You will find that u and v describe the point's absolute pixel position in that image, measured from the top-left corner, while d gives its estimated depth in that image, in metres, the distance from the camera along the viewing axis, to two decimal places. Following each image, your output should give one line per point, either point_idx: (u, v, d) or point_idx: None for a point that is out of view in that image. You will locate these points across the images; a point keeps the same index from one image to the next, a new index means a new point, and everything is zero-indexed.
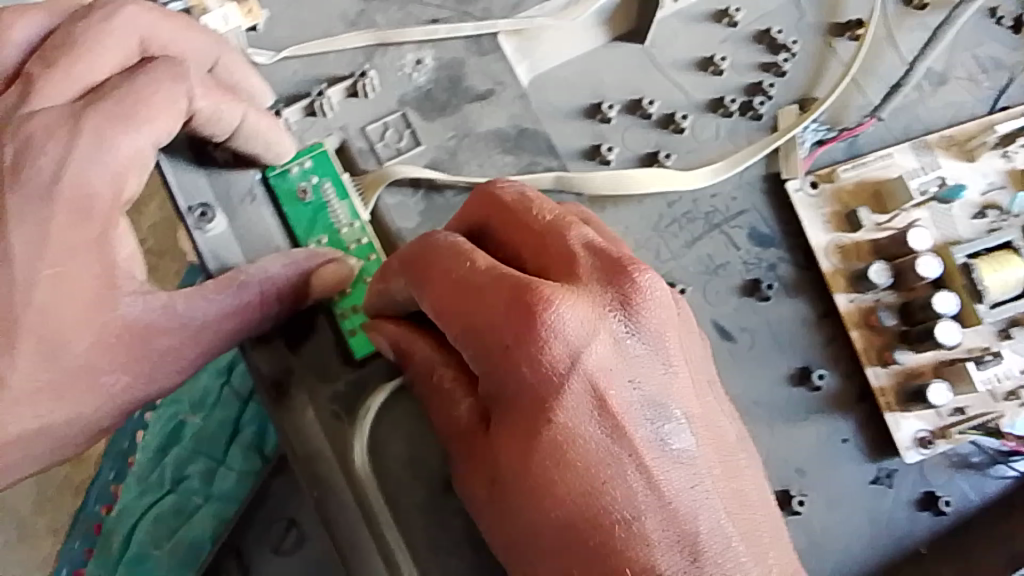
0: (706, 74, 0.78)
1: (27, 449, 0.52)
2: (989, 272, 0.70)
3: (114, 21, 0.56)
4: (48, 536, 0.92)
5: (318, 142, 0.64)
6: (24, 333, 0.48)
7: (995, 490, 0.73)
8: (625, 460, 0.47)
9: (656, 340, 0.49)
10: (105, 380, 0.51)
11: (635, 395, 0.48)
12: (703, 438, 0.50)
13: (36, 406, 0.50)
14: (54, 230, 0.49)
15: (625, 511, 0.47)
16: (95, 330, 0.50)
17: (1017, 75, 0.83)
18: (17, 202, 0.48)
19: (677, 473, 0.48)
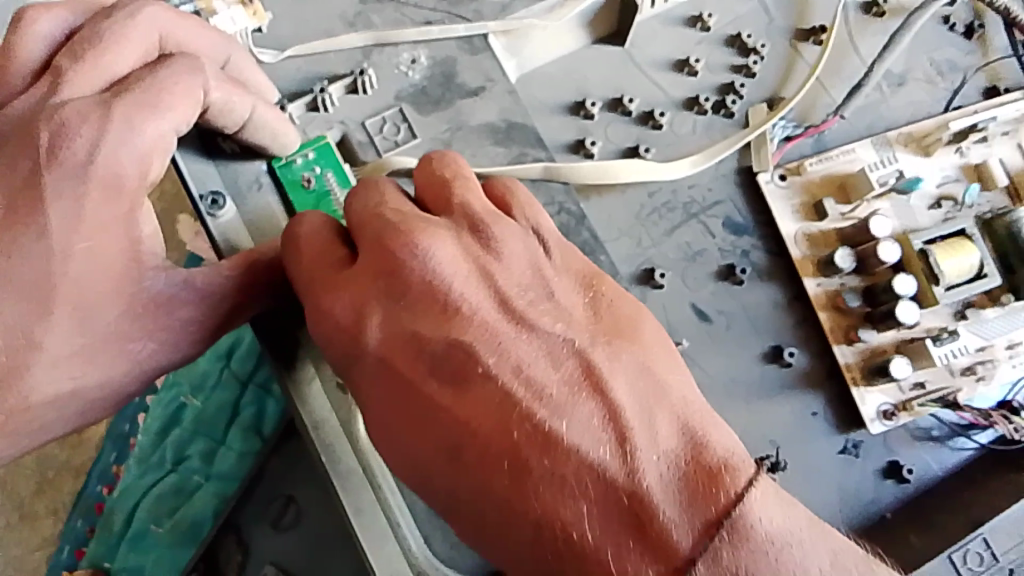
0: (682, 74, 0.83)
1: (60, 410, 0.57)
2: (945, 257, 0.76)
3: (137, 17, 0.61)
4: (47, 517, 1.00)
5: (321, 135, 0.69)
6: (59, 301, 0.54)
7: (954, 461, 0.78)
8: (420, 407, 0.49)
9: (433, 289, 0.51)
10: (132, 347, 0.57)
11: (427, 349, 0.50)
12: (530, 369, 0.49)
13: (70, 368, 0.55)
14: (88, 206, 0.55)
15: (435, 450, 0.48)
16: (125, 301, 0.56)
17: (970, 77, 0.89)
18: (54, 181, 0.55)
19: (482, 401, 0.48)
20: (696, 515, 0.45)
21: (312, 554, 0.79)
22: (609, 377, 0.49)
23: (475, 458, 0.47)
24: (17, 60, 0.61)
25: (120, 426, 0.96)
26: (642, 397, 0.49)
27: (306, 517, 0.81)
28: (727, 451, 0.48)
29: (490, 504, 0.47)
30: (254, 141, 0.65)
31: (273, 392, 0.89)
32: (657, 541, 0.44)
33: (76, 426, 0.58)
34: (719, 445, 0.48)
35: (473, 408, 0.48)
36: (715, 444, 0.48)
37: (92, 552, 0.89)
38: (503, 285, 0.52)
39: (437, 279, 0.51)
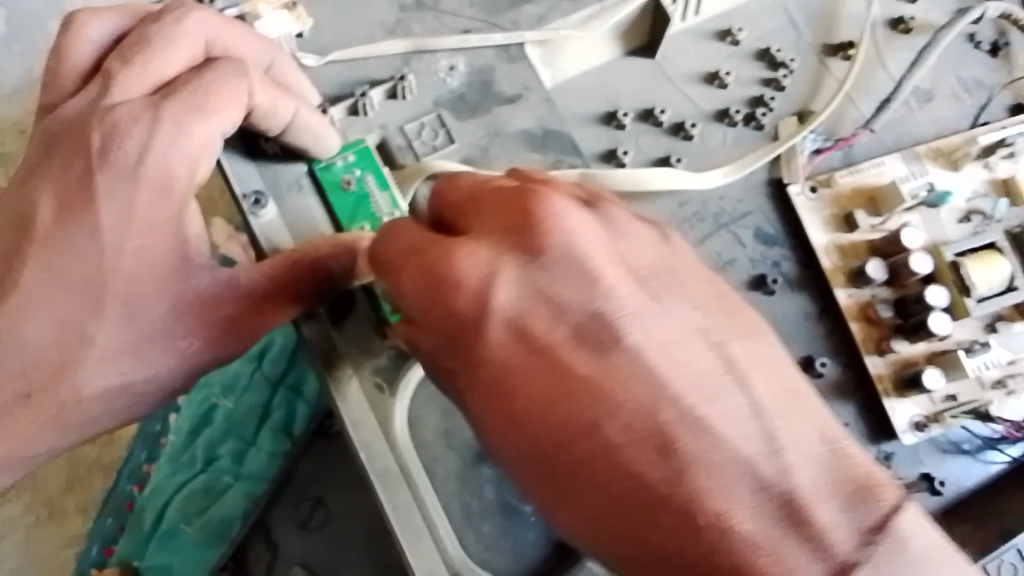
0: (712, 86, 0.84)
1: (109, 404, 0.58)
2: (977, 268, 0.76)
3: (186, 22, 0.62)
4: (76, 515, 1.03)
5: (360, 139, 0.70)
6: (111, 297, 0.56)
7: (987, 475, 0.78)
8: (567, 383, 0.49)
9: (564, 256, 0.51)
10: (179, 344, 0.58)
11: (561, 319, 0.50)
12: (606, 349, 0.49)
13: (118, 364, 0.57)
14: (138, 205, 0.56)
15: (619, 437, 0.47)
16: (171, 297, 0.57)
17: (996, 94, 0.90)
18: (106, 179, 0.56)
19: (622, 375, 0.48)
20: (854, 521, 0.46)
21: (340, 554, 0.80)
22: (729, 361, 0.50)
23: (622, 443, 0.47)
24: (68, 63, 0.63)
25: (152, 426, 0.97)
26: (781, 395, 0.50)
27: (335, 519, 0.81)
28: (868, 466, 0.49)
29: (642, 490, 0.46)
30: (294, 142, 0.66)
31: (304, 394, 0.89)
32: (810, 530, 0.45)
33: (121, 420, 0.60)
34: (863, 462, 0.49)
35: (617, 376, 0.48)
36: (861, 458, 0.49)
37: (122, 550, 0.90)
38: (638, 266, 0.53)
39: (516, 268, 0.50)
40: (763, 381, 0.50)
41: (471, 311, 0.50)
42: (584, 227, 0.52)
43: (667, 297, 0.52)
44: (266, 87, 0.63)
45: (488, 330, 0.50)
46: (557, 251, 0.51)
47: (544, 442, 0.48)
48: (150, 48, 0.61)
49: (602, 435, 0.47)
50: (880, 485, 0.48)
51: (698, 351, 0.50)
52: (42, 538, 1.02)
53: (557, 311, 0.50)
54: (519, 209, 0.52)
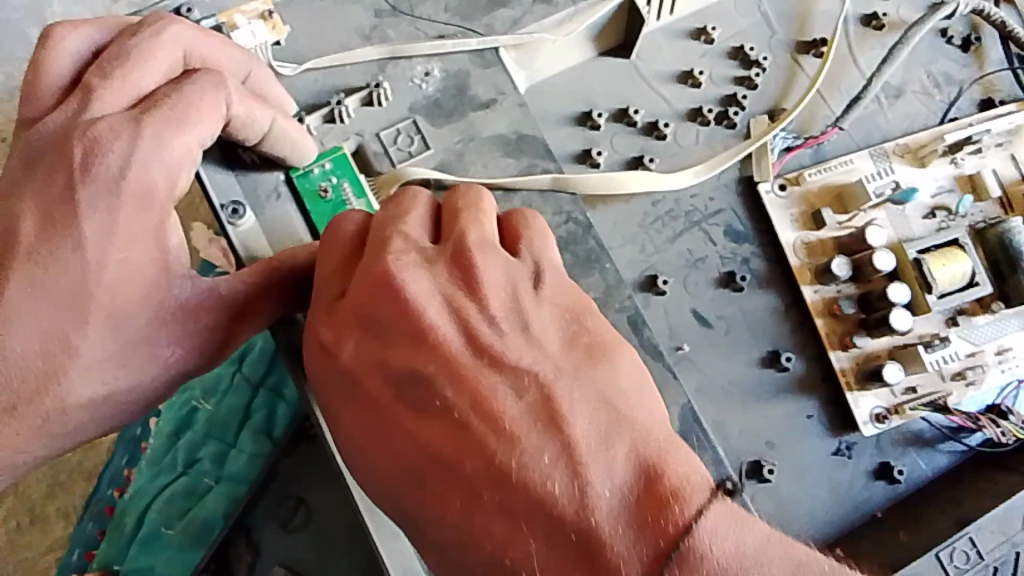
0: (685, 86, 0.86)
1: (94, 413, 0.59)
2: (939, 266, 0.78)
3: (163, 36, 0.63)
4: (68, 509, 1.06)
5: (337, 146, 0.72)
6: (96, 309, 0.57)
7: (945, 463, 0.81)
8: (398, 433, 0.52)
9: (398, 315, 0.53)
10: (162, 352, 0.60)
11: (396, 376, 0.53)
12: (437, 409, 0.51)
13: (103, 373, 0.58)
14: (121, 217, 0.58)
15: (433, 485, 0.50)
16: (155, 308, 0.59)
17: (965, 89, 0.92)
18: (89, 192, 0.58)
19: (435, 426, 0.51)
20: (646, 547, 0.47)
21: (323, 550, 0.84)
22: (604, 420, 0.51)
23: (437, 488, 0.50)
24: (48, 76, 0.64)
25: (131, 430, 0.98)
26: (601, 428, 0.50)
27: (317, 516, 0.85)
28: (679, 479, 0.49)
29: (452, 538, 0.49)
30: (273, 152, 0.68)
31: (284, 396, 0.91)
32: (603, 572, 0.46)
33: (111, 422, 0.63)
34: (673, 479, 0.49)
35: (437, 428, 0.51)
36: (673, 472, 0.49)
37: (103, 553, 0.90)
38: (501, 317, 0.54)
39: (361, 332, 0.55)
40: (586, 418, 0.50)
41: (328, 370, 0.56)
42: (417, 286, 0.54)
43: (506, 351, 0.52)
44: (243, 98, 0.64)
45: (339, 381, 0.55)
46: (390, 315, 0.54)
47: (386, 487, 0.52)
48: (128, 61, 0.62)
49: (423, 484, 0.50)
50: (688, 502, 0.48)
51: (515, 399, 0.51)
52: (24, 543, 1.06)
53: (386, 366, 0.53)
54: (370, 271, 0.55)
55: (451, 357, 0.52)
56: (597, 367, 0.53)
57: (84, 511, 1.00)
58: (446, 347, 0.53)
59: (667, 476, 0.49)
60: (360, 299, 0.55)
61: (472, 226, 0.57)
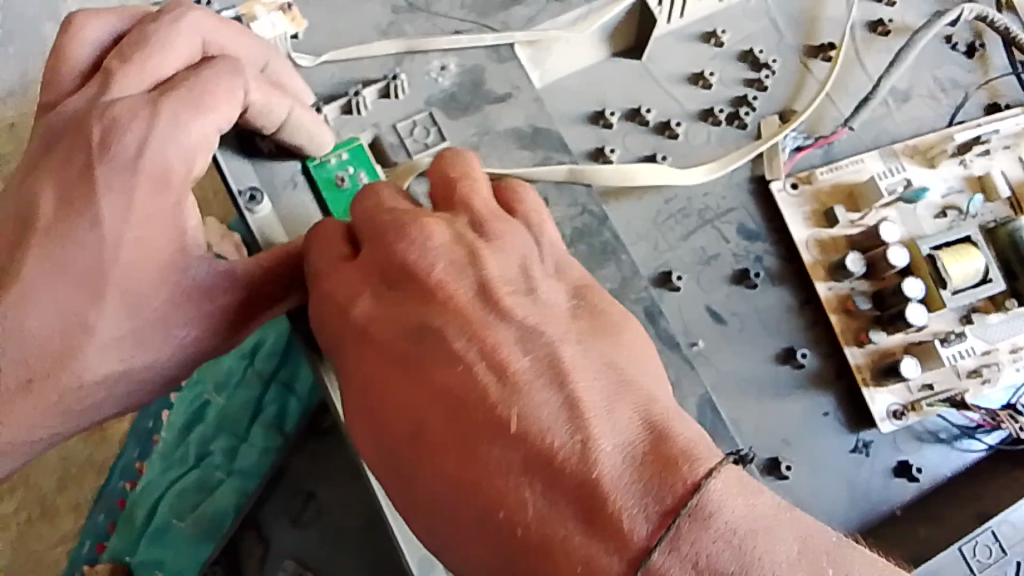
0: (697, 87, 0.87)
1: (111, 390, 0.60)
2: (952, 262, 0.78)
3: (182, 23, 0.64)
4: (70, 512, 1.04)
5: (354, 137, 0.72)
6: (112, 287, 0.57)
7: (964, 462, 0.80)
8: (403, 378, 0.51)
9: (406, 269, 0.54)
10: (177, 333, 0.60)
11: (404, 324, 0.52)
12: (444, 355, 0.50)
13: (120, 350, 0.59)
14: (139, 197, 0.58)
15: (434, 428, 0.49)
16: (170, 288, 0.59)
17: (972, 94, 0.93)
18: (107, 172, 0.58)
19: (442, 370, 0.50)
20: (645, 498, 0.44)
21: (334, 545, 0.82)
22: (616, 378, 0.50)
23: (437, 433, 0.48)
24: (68, 62, 0.64)
25: (145, 423, 1.00)
26: (607, 387, 0.49)
27: (326, 514, 0.84)
28: (687, 438, 0.47)
29: (450, 489, 0.47)
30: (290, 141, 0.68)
31: (295, 390, 0.90)
32: (608, 523, 0.44)
33: (122, 406, 0.62)
34: (683, 440, 0.47)
35: (442, 372, 0.50)
36: (681, 434, 0.47)
37: (113, 546, 0.91)
38: (511, 280, 0.54)
39: (374, 288, 0.55)
40: (592, 372, 0.50)
41: (338, 325, 0.55)
42: (428, 245, 0.55)
43: (517, 311, 0.52)
44: (263, 86, 0.64)
45: (347, 334, 0.54)
46: (399, 267, 0.54)
47: (385, 438, 0.50)
48: (149, 46, 0.63)
49: (422, 435, 0.49)
50: (692, 459, 0.46)
51: (521, 353, 0.50)
52: (35, 534, 1.04)
53: (394, 321, 0.53)
54: (378, 229, 0.56)
55: (462, 313, 0.52)
56: (609, 332, 0.53)
57: (94, 506, 1.01)
58: (459, 302, 0.53)
59: (675, 437, 0.47)
60: (376, 262, 0.55)
61: (473, 196, 0.59)
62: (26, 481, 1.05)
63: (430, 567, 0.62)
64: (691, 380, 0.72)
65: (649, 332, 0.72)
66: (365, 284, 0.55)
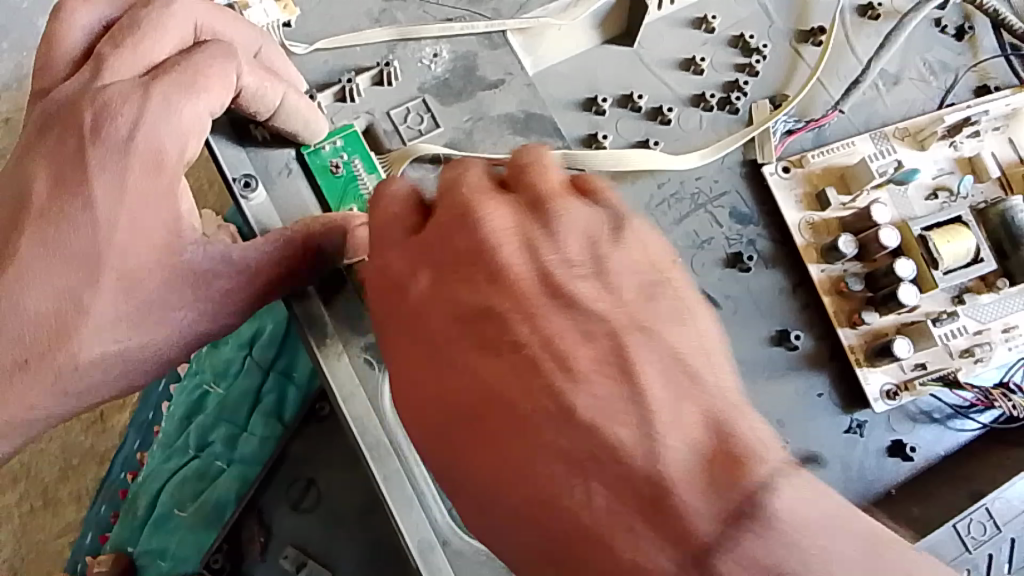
0: (689, 73, 0.87)
1: (107, 374, 0.61)
2: (943, 242, 0.79)
3: (175, 7, 0.64)
4: (71, 502, 1.07)
5: (348, 124, 0.72)
6: (107, 271, 0.58)
7: (957, 441, 0.81)
8: (469, 372, 0.51)
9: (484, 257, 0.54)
10: (174, 317, 0.61)
11: (468, 312, 0.53)
12: (508, 352, 0.51)
13: (116, 334, 0.59)
14: (132, 179, 0.58)
15: (501, 421, 0.49)
16: (166, 272, 0.60)
17: (961, 76, 0.94)
18: (100, 158, 0.58)
19: (515, 364, 0.51)
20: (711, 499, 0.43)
21: (334, 529, 0.84)
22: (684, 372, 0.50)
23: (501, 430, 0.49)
24: (60, 51, 0.64)
25: (145, 414, 1.03)
26: (678, 386, 0.49)
27: (327, 498, 0.85)
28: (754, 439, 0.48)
29: (511, 487, 0.48)
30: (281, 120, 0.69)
31: (294, 378, 0.91)
32: (675, 530, 0.44)
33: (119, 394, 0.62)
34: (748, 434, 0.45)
35: (509, 368, 0.51)
36: (746, 435, 0.48)
37: (117, 535, 0.92)
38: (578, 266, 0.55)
39: (438, 273, 0.55)
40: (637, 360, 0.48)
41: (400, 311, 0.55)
42: (503, 235, 0.55)
43: (580, 297, 0.53)
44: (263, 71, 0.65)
45: (416, 317, 0.54)
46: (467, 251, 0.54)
47: (443, 427, 0.52)
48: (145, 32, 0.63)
49: (483, 426, 0.50)
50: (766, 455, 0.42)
51: (585, 344, 0.51)
52: (37, 526, 1.07)
53: (459, 312, 0.53)
54: (457, 219, 0.55)
55: (529, 307, 0.52)
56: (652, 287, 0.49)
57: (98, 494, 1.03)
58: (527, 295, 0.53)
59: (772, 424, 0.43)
60: (440, 249, 0.55)
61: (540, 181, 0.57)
62: (27, 472, 1.07)
63: (428, 549, 0.63)
64: None
65: None
66: (433, 273, 0.55)
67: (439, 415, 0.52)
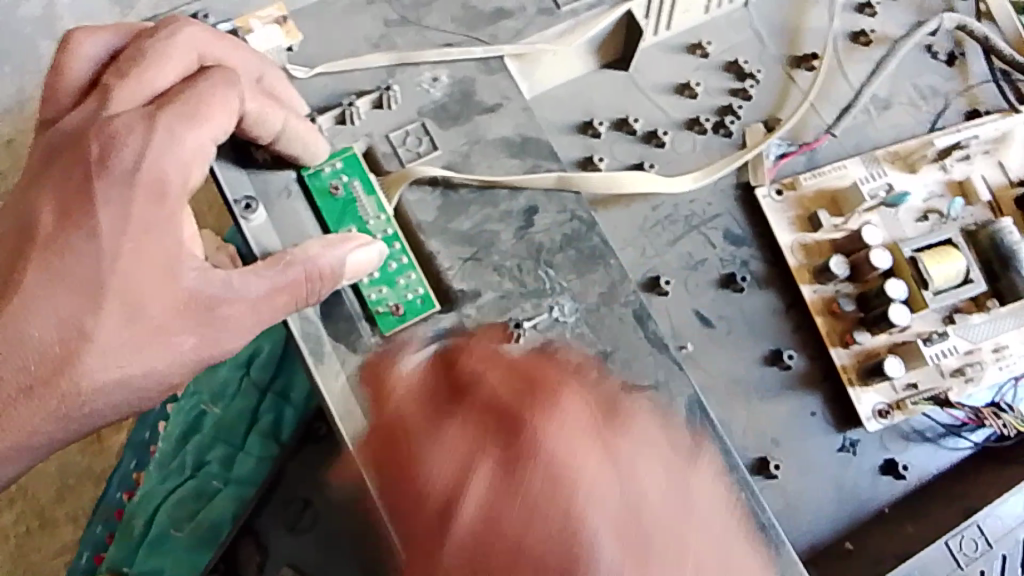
0: (682, 97, 0.89)
1: (110, 398, 0.62)
2: (934, 264, 0.80)
3: (178, 37, 0.66)
4: (68, 522, 1.07)
5: (348, 146, 0.74)
6: (110, 297, 0.60)
7: (949, 461, 0.82)
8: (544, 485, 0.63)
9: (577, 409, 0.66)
10: (175, 341, 0.62)
11: (553, 452, 0.64)
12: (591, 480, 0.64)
13: (118, 359, 0.60)
14: (136, 206, 0.60)
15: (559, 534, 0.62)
16: (170, 296, 0.61)
17: (952, 101, 0.95)
18: (105, 187, 0.60)
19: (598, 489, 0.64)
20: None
21: (327, 553, 0.83)
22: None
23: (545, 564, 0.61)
24: (66, 77, 0.66)
25: (141, 434, 1.03)
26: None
27: (322, 520, 0.85)
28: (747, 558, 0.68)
29: None
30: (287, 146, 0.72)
31: (292, 399, 0.91)
32: None
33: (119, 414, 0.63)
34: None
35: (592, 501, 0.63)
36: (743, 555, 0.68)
37: (111, 557, 0.92)
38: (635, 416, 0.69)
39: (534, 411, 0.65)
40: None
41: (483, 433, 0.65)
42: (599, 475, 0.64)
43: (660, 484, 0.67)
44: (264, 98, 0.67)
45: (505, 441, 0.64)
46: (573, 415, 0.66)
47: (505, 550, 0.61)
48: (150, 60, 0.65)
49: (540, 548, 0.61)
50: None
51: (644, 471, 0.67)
52: (31, 546, 1.07)
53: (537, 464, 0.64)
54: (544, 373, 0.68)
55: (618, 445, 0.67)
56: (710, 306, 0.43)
57: (94, 515, 1.02)
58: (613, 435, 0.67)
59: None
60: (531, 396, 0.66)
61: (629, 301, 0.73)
62: (24, 494, 1.07)
63: None
64: (679, 381, 0.73)
65: (640, 336, 0.74)
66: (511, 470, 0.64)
67: (503, 546, 0.61)
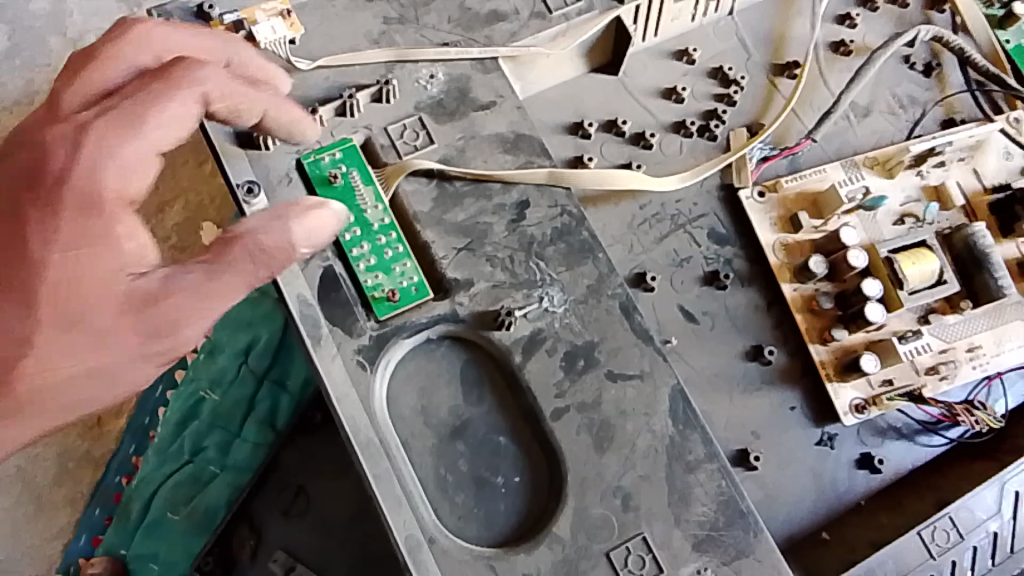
0: (670, 100, 0.92)
1: (66, 395, 0.66)
2: (909, 265, 0.83)
3: (138, 39, 0.71)
4: (65, 506, 1.08)
5: (346, 138, 0.77)
6: (43, 298, 0.64)
7: (925, 456, 0.85)
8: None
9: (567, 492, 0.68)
10: (117, 342, 0.65)
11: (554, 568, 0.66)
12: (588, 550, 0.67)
13: (65, 361, 0.65)
14: (66, 221, 0.64)
15: None
16: (117, 294, 0.65)
17: (929, 109, 0.98)
18: (44, 193, 0.64)
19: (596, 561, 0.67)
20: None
21: (322, 535, 0.91)
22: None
23: None
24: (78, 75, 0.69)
25: (141, 418, 1.07)
26: None
27: (317, 505, 0.93)
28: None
29: None
30: (289, 132, 0.76)
31: (287, 387, 0.98)
32: None
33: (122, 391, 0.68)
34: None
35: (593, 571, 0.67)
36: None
37: (109, 540, 0.99)
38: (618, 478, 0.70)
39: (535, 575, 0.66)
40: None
41: None
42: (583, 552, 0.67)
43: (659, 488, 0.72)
44: (236, 86, 0.70)
45: None
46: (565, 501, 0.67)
47: None
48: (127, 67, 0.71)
49: None
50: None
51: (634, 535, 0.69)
52: (29, 529, 1.08)
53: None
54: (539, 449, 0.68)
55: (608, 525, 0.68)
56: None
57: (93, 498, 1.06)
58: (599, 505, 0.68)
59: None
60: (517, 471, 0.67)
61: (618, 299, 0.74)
62: (23, 478, 1.09)
63: (414, 547, 0.67)
64: (664, 370, 0.74)
65: (625, 327, 0.75)
66: None
67: None
